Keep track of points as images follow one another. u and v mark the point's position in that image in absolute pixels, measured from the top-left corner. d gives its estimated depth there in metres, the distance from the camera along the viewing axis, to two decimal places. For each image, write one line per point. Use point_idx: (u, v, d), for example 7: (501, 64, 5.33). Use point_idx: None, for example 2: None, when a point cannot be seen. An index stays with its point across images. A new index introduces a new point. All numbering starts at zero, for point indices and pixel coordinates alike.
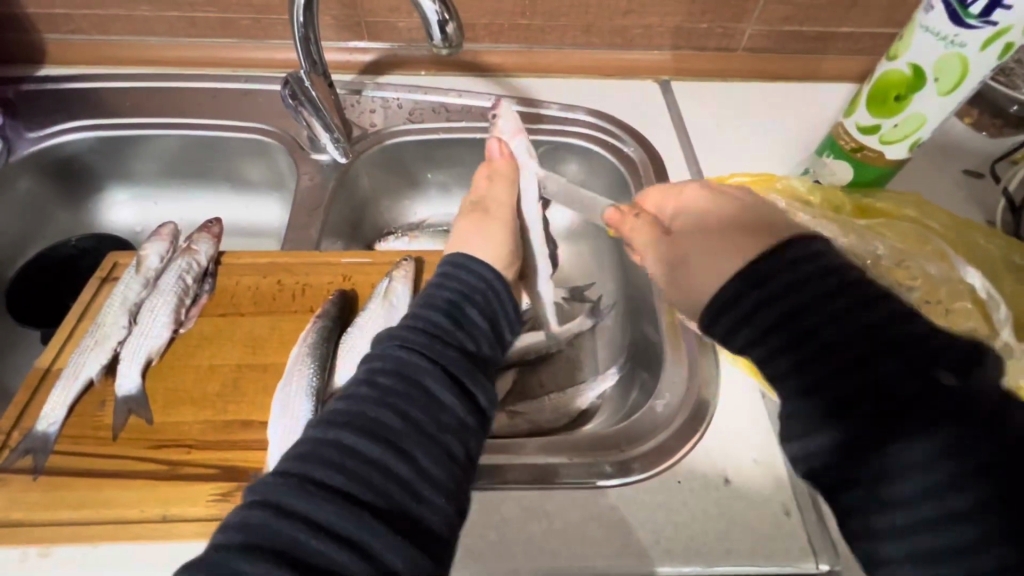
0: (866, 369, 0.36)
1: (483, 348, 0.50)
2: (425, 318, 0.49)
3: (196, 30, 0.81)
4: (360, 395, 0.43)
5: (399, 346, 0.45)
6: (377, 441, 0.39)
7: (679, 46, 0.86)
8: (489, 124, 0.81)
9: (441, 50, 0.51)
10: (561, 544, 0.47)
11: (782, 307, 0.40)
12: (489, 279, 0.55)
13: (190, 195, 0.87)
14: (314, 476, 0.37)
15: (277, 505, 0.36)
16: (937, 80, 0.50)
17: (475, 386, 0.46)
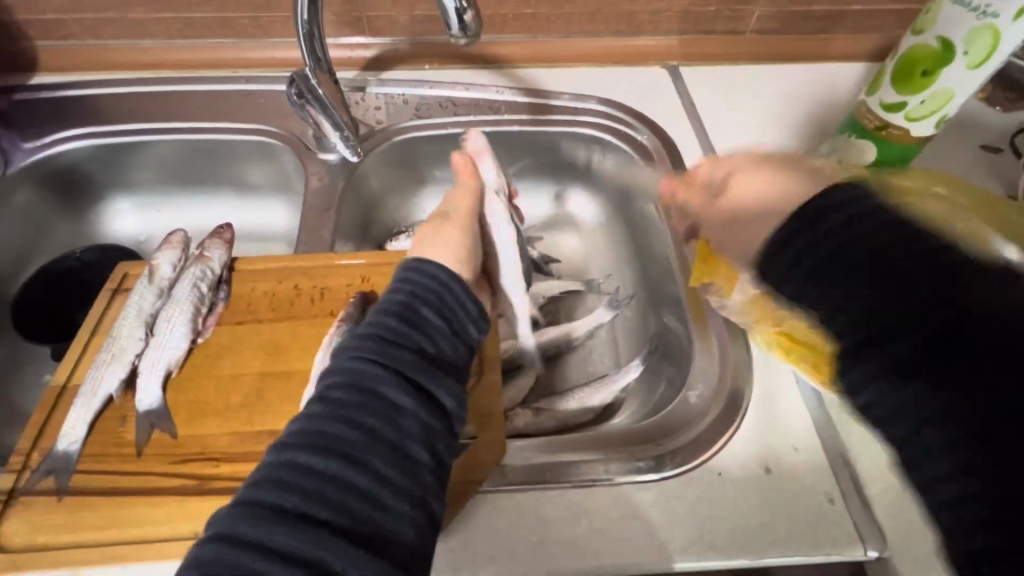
0: (902, 286, 0.32)
1: (442, 346, 0.46)
2: (381, 321, 0.44)
3: (192, 30, 0.79)
4: (307, 409, 0.39)
5: (347, 352, 0.42)
6: (332, 456, 0.36)
7: (685, 31, 0.84)
8: (498, 117, 0.79)
9: (459, 42, 0.49)
10: (604, 543, 0.45)
11: (846, 248, 0.34)
12: (439, 278, 0.50)
13: (195, 202, 0.85)
14: (268, 502, 0.34)
15: (221, 545, 0.32)
16: (967, 54, 0.49)
17: (435, 388, 0.42)
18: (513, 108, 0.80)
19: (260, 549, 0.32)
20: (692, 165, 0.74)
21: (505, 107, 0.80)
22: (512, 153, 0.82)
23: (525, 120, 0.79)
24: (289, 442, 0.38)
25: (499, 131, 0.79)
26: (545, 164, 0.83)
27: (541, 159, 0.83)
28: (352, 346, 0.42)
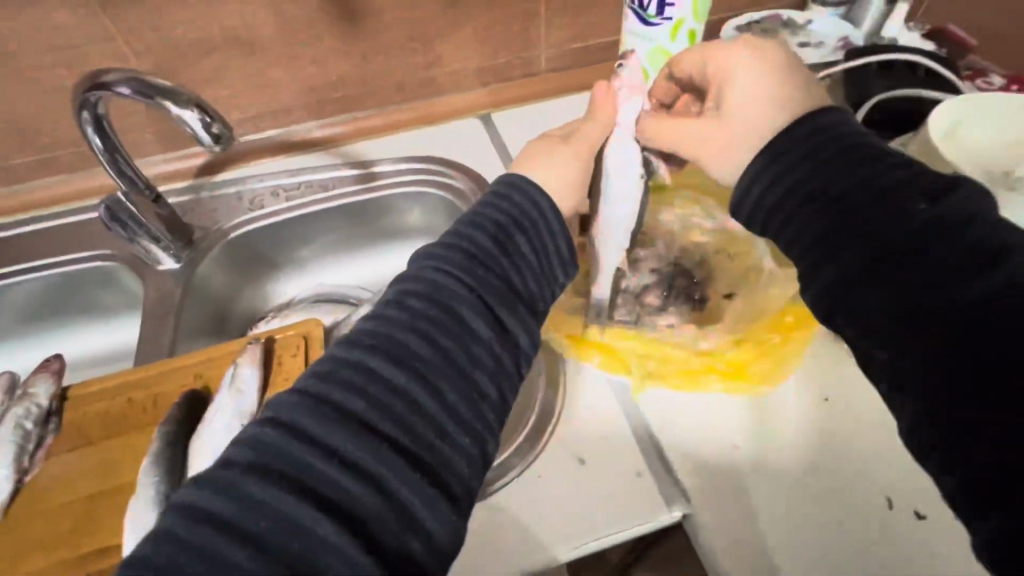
0: (868, 239, 0.42)
1: (529, 279, 0.48)
2: (468, 240, 0.47)
3: (14, 176, 0.81)
4: (388, 336, 0.40)
5: (437, 269, 0.44)
6: (389, 389, 0.38)
7: (488, 82, 0.94)
8: (328, 194, 0.85)
9: (215, 148, 0.56)
10: None
11: (827, 175, 0.46)
12: (542, 205, 0.51)
13: (50, 337, 0.85)
14: (295, 450, 0.35)
15: (211, 510, 0.33)
16: (655, 70, 0.60)
17: (513, 324, 0.44)
18: (342, 181, 0.87)
19: (230, 523, 0.32)
20: None
21: (335, 183, 0.86)
22: (351, 223, 0.88)
23: (353, 191, 0.86)
24: (315, 380, 0.38)
25: (331, 206, 0.85)
26: (384, 227, 0.90)
27: (380, 223, 0.89)
28: (437, 259, 0.45)
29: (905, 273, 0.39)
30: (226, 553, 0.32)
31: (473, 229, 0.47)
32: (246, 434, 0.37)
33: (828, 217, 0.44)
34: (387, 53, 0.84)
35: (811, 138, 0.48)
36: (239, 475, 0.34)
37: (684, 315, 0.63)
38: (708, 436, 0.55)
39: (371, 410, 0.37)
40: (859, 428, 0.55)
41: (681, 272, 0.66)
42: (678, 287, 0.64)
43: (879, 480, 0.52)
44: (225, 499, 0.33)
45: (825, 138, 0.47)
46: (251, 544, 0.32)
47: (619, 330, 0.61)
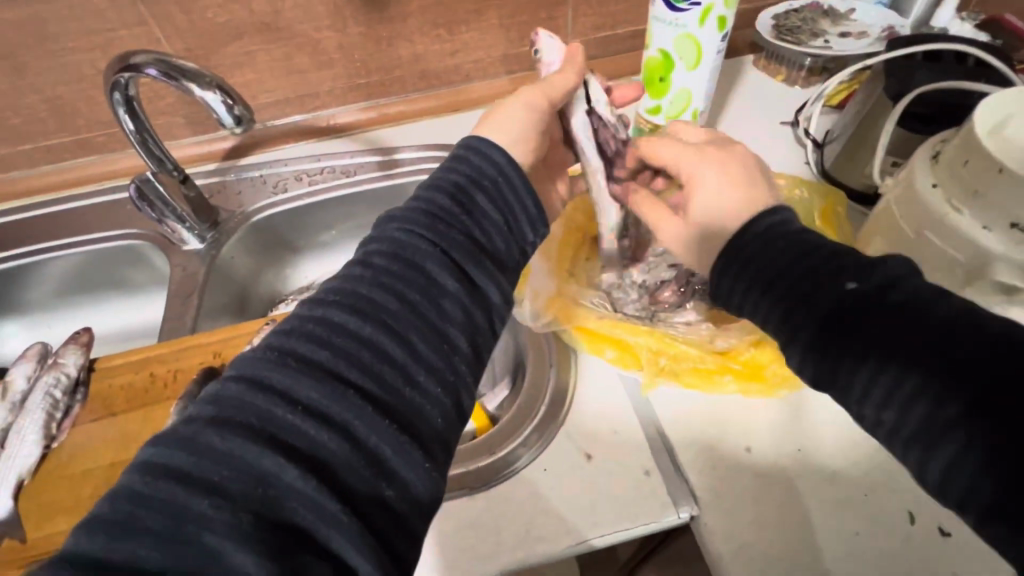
0: (845, 329, 0.39)
1: (494, 238, 0.50)
2: (429, 202, 0.48)
3: (54, 155, 0.84)
4: (356, 291, 0.41)
5: (402, 228, 0.45)
6: (353, 341, 0.38)
7: (513, 70, 0.92)
8: (349, 179, 0.86)
9: (236, 131, 0.56)
10: (444, 554, 0.49)
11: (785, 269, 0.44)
12: (505, 167, 0.52)
13: (86, 312, 0.89)
14: (257, 401, 0.34)
15: (170, 465, 0.31)
16: (682, 58, 0.58)
17: (480, 280, 0.46)
18: (364, 166, 0.87)
19: (190, 476, 0.31)
20: None
21: (357, 169, 0.87)
22: (370, 208, 0.89)
23: (373, 177, 0.86)
24: (276, 337, 0.39)
25: (351, 192, 0.85)
26: None
27: None
28: (401, 220, 0.46)
29: (891, 345, 0.37)
30: (188, 504, 0.30)
31: (444, 194, 0.48)
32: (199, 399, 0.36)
33: (803, 284, 0.43)
34: (410, 40, 0.84)
35: (780, 229, 0.46)
36: (197, 433, 0.33)
37: (702, 310, 0.62)
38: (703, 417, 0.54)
39: (334, 361, 0.37)
40: None
41: None
42: (696, 283, 0.63)
43: (907, 492, 0.50)
44: (186, 453, 0.32)
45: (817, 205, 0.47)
46: (215, 492, 0.31)
47: (613, 321, 0.61)
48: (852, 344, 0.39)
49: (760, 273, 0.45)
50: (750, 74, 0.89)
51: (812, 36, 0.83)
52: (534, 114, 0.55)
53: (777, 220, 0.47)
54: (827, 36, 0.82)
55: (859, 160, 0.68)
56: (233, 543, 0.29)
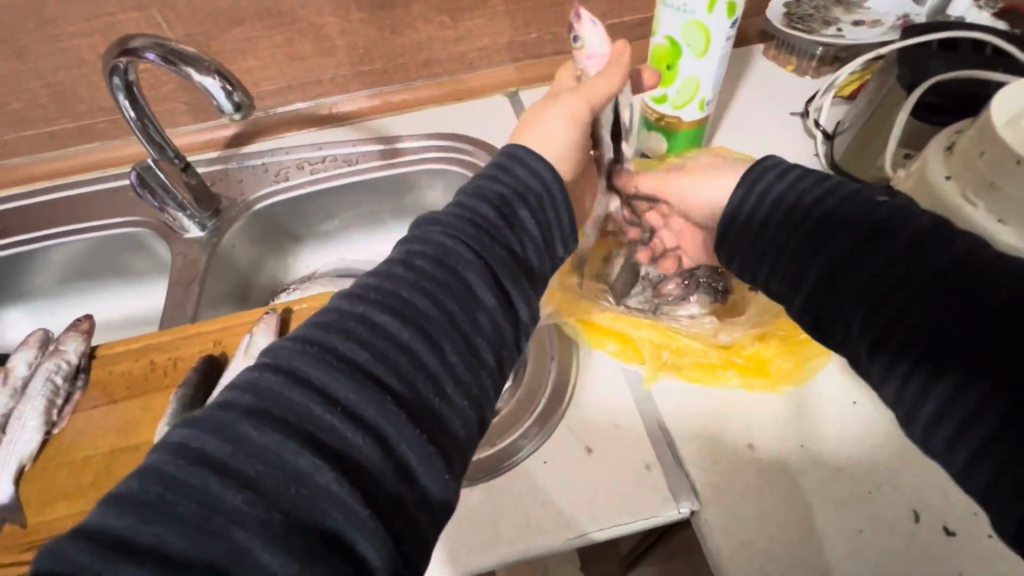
0: (834, 281, 0.46)
1: (531, 251, 0.48)
2: (472, 209, 0.46)
3: (56, 141, 0.84)
4: (395, 290, 0.40)
5: (445, 233, 0.43)
6: (392, 346, 0.37)
7: (518, 58, 0.91)
8: (351, 168, 0.85)
9: (236, 117, 0.56)
10: (443, 546, 0.48)
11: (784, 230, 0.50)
12: (546, 174, 0.51)
13: (90, 299, 0.89)
14: (295, 397, 0.34)
15: (207, 453, 0.31)
16: (689, 46, 0.56)
17: (515, 293, 0.45)
18: (367, 155, 0.86)
19: (225, 466, 0.30)
20: None
21: (360, 157, 0.86)
22: (372, 198, 0.88)
23: (375, 166, 0.85)
24: (315, 328, 0.37)
25: (352, 180, 0.85)
26: (406, 204, 0.90)
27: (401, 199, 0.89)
28: (445, 223, 0.44)
29: (872, 292, 0.43)
30: (221, 496, 0.29)
31: (485, 198, 0.47)
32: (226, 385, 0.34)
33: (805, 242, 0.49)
34: (414, 27, 0.83)
35: (781, 189, 0.52)
36: (231, 424, 0.32)
37: (705, 304, 0.62)
38: (709, 414, 0.54)
39: (375, 365, 0.36)
40: (899, 439, 0.52)
41: (699, 262, 0.65)
42: (700, 276, 0.63)
43: (910, 489, 0.49)
44: (223, 442, 0.31)
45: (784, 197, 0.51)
46: (249, 487, 0.30)
47: (615, 315, 0.60)
48: (842, 295, 0.45)
49: (766, 233, 0.52)
50: (760, 63, 0.87)
51: (823, 25, 0.81)
52: (579, 125, 0.53)
53: (780, 171, 0.53)
54: (840, 24, 0.80)
55: (872, 151, 0.67)
56: (264, 542, 0.28)
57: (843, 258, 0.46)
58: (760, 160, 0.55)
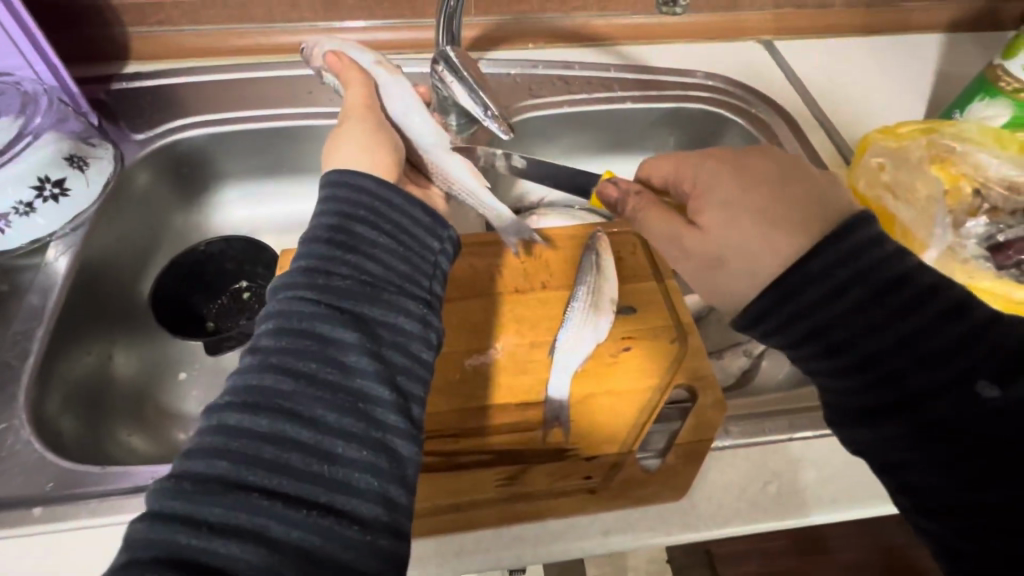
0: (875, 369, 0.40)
1: (389, 258, 0.43)
2: (351, 204, 0.45)
3: (294, 13, 0.77)
4: (336, 221, 0.43)
5: (330, 216, 0.44)
6: (375, 246, 0.43)
7: (780, 5, 0.86)
8: (612, 95, 0.79)
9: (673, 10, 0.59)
10: (835, 489, 0.48)
11: (831, 313, 0.40)
12: (375, 195, 0.46)
13: (303, 192, 0.82)
14: (318, 327, 0.38)
15: (238, 425, 0.35)
16: None
17: (412, 250, 0.45)
18: (625, 83, 0.80)
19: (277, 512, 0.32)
20: (811, 135, 0.76)
21: (617, 85, 0.80)
22: (621, 130, 0.82)
23: (636, 96, 0.79)
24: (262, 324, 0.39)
25: (613, 106, 0.78)
26: (650, 141, 0.84)
27: (647, 135, 0.83)
28: (339, 204, 0.44)
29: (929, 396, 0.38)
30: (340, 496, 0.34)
31: (371, 189, 0.46)
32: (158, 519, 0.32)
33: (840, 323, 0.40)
34: None
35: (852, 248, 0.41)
36: (212, 483, 0.33)
37: None
38: None
39: (393, 269, 0.43)
40: None
41: None
42: None
43: None
44: (248, 407, 0.35)
45: (883, 257, 0.41)
46: (216, 487, 0.33)
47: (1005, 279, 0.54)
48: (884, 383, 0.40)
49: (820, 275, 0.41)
50: None
51: None
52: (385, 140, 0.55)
53: (876, 242, 0.41)
54: None
55: None
56: (233, 511, 0.32)
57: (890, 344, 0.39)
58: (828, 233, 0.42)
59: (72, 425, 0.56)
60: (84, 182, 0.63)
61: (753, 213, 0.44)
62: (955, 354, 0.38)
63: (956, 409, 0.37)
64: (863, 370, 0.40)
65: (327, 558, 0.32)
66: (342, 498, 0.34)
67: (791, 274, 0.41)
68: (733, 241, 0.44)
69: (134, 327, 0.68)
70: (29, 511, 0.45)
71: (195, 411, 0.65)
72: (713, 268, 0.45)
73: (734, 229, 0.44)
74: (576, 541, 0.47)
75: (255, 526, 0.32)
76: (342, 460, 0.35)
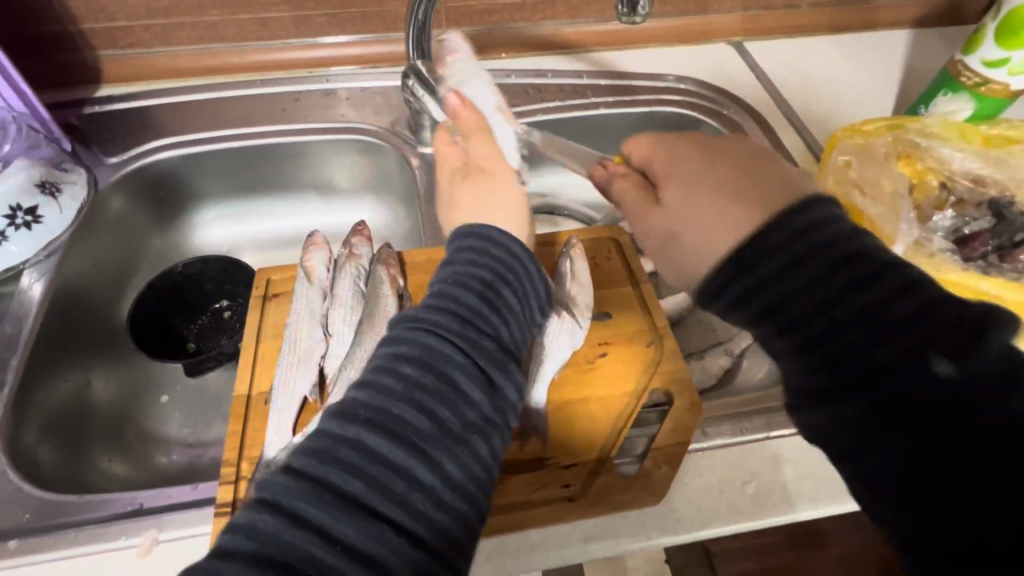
0: (826, 347, 0.35)
1: (516, 329, 0.42)
2: (494, 260, 0.43)
3: (265, 31, 0.77)
4: (484, 276, 0.41)
5: (478, 267, 0.42)
6: (512, 312, 0.42)
7: (749, 7, 0.87)
8: (586, 101, 0.80)
9: (632, 19, 0.60)
10: (813, 485, 0.49)
11: (779, 292, 0.37)
12: (522, 261, 0.44)
13: (283, 210, 0.82)
14: (457, 376, 0.36)
15: (367, 455, 0.31)
16: None
17: (526, 319, 0.43)
18: (598, 90, 0.81)
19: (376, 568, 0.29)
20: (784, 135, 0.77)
21: (590, 91, 0.81)
22: (597, 135, 0.82)
23: (610, 101, 0.80)
24: (394, 350, 0.36)
25: (587, 112, 0.79)
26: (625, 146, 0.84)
27: (622, 140, 0.83)
28: (484, 258, 0.43)
29: (901, 378, 0.33)
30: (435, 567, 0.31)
31: (513, 250, 0.44)
32: (238, 521, 0.29)
33: (792, 303, 0.37)
34: None
35: (808, 227, 0.37)
36: (320, 508, 0.29)
37: None
38: None
39: (516, 340, 0.41)
40: None
41: None
42: None
43: None
44: (380, 439, 0.32)
45: (838, 233, 0.37)
46: (350, 504, 0.30)
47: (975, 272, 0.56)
48: (836, 365, 0.35)
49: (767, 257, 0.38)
50: None
51: None
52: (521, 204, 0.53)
53: (829, 219, 0.37)
54: None
55: None
56: (362, 533, 0.29)
57: (846, 320, 0.35)
58: (799, 203, 0.39)
59: (51, 455, 0.55)
60: (57, 208, 0.63)
61: (713, 193, 0.43)
62: (916, 329, 0.33)
63: (914, 386, 0.32)
64: (815, 348, 0.36)
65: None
66: (446, 549, 0.32)
67: (751, 245, 0.38)
68: (701, 230, 0.42)
69: (113, 350, 0.68)
70: (4, 544, 0.44)
71: (177, 433, 0.65)
72: (666, 243, 0.45)
73: (688, 208, 0.43)
74: (559, 550, 0.47)
75: (375, 555, 0.29)
76: (456, 512, 0.33)
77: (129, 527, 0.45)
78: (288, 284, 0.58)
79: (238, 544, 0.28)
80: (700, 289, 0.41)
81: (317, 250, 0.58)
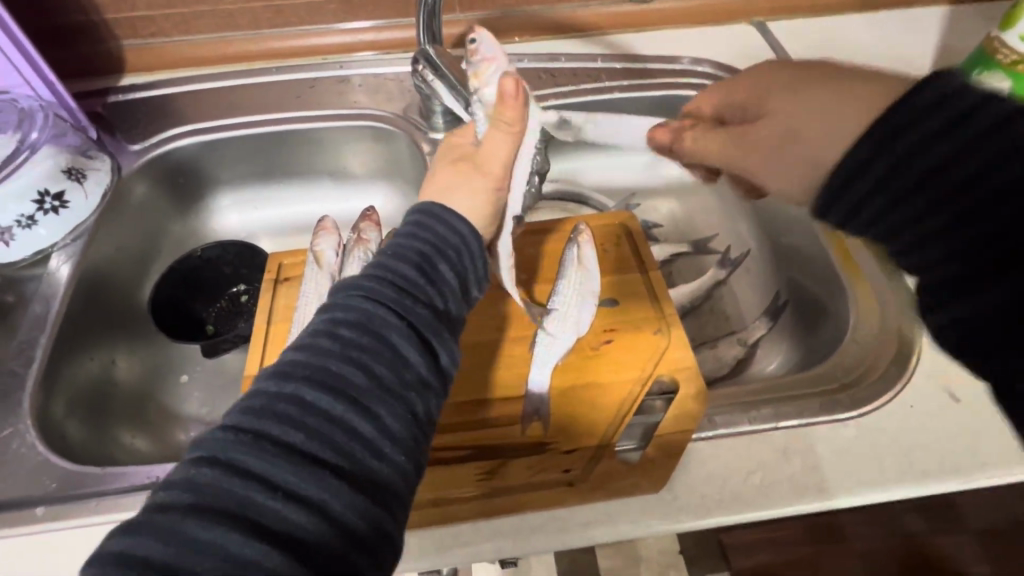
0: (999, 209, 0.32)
1: (456, 299, 0.41)
2: (431, 232, 0.42)
3: (280, 19, 0.78)
4: (424, 249, 0.41)
5: (417, 239, 0.41)
6: (451, 282, 0.41)
7: None
8: (600, 85, 0.78)
9: None
10: (820, 477, 0.48)
11: (933, 159, 0.34)
12: (463, 234, 0.43)
13: (299, 197, 0.83)
14: (396, 338, 0.36)
15: (305, 407, 0.32)
16: None
17: (469, 292, 0.43)
18: (613, 73, 0.79)
19: (321, 509, 0.29)
20: None
21: (605, 75, 0.79)
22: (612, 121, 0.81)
23: (626, 85, 0.78)
24: (336, 313, 0.36)
25: (601, 97, 0.78)
26: None
27: None
28: (422, 230, 0.42)
29: None
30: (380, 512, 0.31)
31: (451, 222, 0.43)
32: (177, 478, 0.29)
33: (950, 170, 0.33)
34: None
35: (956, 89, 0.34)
36: (261, 456, 0.30)
37: None
38: None
39: (458, 310, 0.41)
40: None
41: None
42: None
43: None
44: (317, 394, 0.32)
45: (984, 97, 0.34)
46: (290, 453, 0.30)
47: None
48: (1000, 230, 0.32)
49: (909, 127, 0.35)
50: None
51: None
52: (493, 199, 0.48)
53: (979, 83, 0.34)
54: None
55: None
56: (303, 479, 0.29)
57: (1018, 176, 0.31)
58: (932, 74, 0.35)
59: (77, 430, 0.58)
60: (82, 194, 0.65)
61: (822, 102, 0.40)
62: None
63: None
64: (972, 220, 0.33)
65: (367, 550, 0.30)
66: (390, 498, 0.32)
67: (887, 119, 0.36)
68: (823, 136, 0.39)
69: (135, 331, 0.70)
70: (32, 510, 0.47)
71: (195, 412, 0.67)
72: (786, 144, 0.41)
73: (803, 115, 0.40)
74: (559, 535, 0.48)
75: (317, 499, 0.29)
76: (395, 466, 0.33)
77: (144, 498, 0.47)
78: (299, 268, 0.59)
79: (175, 497, 0.28)
80: (829, 179, 0.38)
81: (325, 237, 0.59)
